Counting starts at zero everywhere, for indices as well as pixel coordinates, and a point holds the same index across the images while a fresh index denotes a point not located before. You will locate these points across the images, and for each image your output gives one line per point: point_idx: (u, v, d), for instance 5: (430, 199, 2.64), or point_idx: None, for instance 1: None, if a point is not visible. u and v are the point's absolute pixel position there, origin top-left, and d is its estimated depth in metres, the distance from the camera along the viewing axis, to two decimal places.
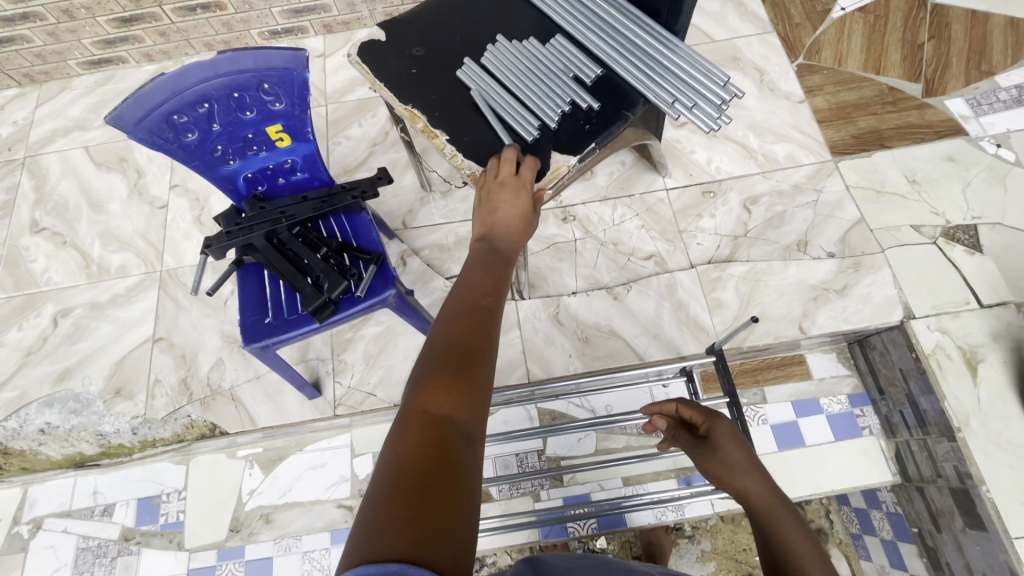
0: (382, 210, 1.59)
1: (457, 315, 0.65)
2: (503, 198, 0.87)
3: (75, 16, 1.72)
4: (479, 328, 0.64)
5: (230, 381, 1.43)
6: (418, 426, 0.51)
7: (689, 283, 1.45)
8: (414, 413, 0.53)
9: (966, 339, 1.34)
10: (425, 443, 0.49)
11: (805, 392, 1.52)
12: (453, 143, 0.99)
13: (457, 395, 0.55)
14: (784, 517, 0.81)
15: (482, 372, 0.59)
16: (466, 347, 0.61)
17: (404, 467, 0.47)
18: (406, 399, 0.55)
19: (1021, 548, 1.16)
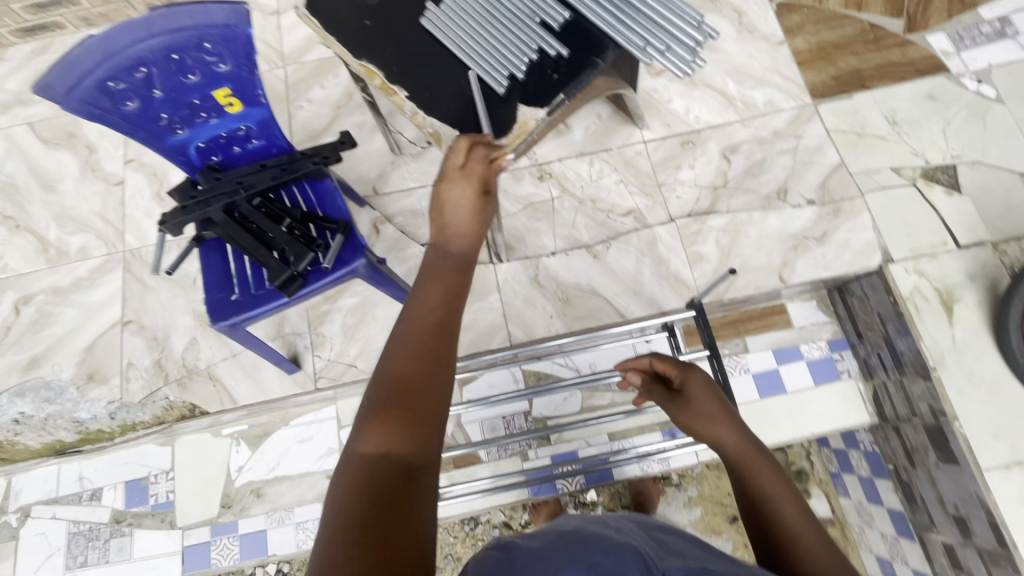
0: (351, 176, 1.52)
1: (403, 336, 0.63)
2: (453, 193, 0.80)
3: None
4: (427, 354, 0.61)
5: (206, 360, 1.40)
6: (362, 476, 0.50)
7: (669, 237, 1.43)
8: (354, 462, 0.52)
9: (943, 280, 1.34)
10: (370, 494, 0.48)
11: (786, 341, 1.54)
12: (414, 101, 0.94)
13: (405, 432, 0.54)
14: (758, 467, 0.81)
15: (431, 403, 0.58)
16: (411, 383, 0.59)
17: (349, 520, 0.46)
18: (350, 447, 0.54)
19: (991, 479, 1.20)
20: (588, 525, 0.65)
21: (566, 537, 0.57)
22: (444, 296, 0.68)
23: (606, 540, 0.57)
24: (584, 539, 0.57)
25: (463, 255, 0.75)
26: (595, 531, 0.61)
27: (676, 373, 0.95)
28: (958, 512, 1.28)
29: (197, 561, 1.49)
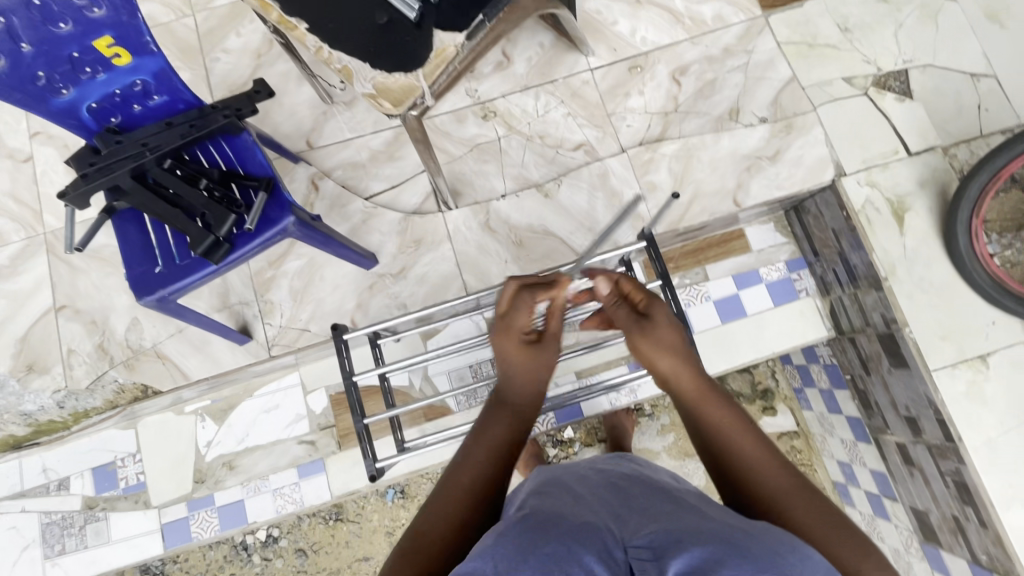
0: (281, 131, 1.42)
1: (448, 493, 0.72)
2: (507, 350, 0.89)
3: None
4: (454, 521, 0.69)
5: (152, 339, 1.35)
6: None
7: (620, 169, 1.38)
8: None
9: (894, 189, 1.34)
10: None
11: (745, 265, 1.54)
12: (316, 35, 0.87)
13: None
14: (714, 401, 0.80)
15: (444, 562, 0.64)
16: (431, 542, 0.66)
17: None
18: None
19: (939, 378, 1.24)
20: (572, 495, 0.65)
21: (537, 521, 0.56)
22: (487, 460, 0.76)
23: (575, 520, 0.56)
24: (550, 523, 0.55)
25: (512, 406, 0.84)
26: (572, 507, 0.60)
27: (640, 299, 0.92)
28: (910, 413, 1.33)
29: (178, 536, 1.49)
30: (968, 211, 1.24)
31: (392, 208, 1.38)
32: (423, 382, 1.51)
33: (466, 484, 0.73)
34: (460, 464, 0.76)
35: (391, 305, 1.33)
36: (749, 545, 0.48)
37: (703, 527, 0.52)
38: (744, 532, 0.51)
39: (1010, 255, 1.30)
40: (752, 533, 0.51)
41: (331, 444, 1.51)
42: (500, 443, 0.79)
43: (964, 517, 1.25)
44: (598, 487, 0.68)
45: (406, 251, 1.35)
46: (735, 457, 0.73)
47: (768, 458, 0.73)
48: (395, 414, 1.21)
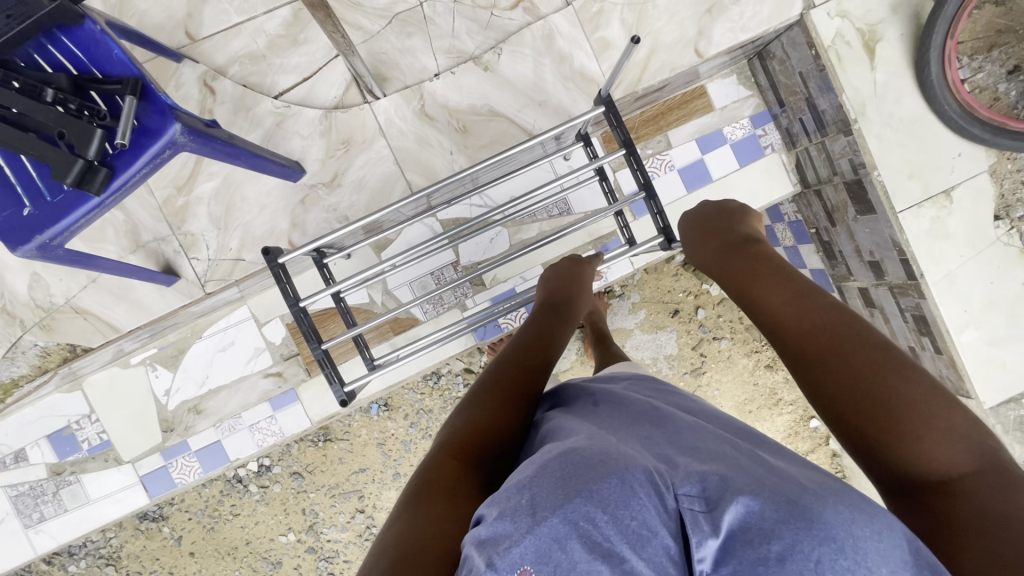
0: (150, 23, 1.14)
1: (506, 366, 0.79)
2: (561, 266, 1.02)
3: None
4: (516, 393, 0.75)
5: (63, 293, 1.20)
6: (444, 455, 0.66)
7: (568, 26, 1.18)
8: (438, 450, 0.68)
9: (866, 18, 1.21)
10: (446, 470, 0.64)
11: (708, 126, 1.43)
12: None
13: (483, 431, 0.69)
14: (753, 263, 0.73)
15: (505, 414, 0.72)
16: (496, 397, 0.74)
17: (427, 481, 0.63)
18: (443, 435, 0.70)
19: (904, 220, 1.22)
20: (616, 430, 0.61)
21: (578, 453, 0.52)
22: (538, 347, 0.84)
23: (620, 454, 0.52)
24: (596, 457, 0.51)
25: (565, 306, 0.94)
26: (615, 442, 0.55)
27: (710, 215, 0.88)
28: (873, 258, 1.33)
29: (162, 485, 1.46)
30: (942, 34, 1.14)
31: (308, 105, 1.18)
32: (385, 296, 1.42)
33: (524, 366, 0.80)
34: (517, 353, 0.82)
35: (331, 218, 1.20)
36: (816, 506, 0.46)
37: (759, 474, 0.50)
38: (807, 484, 0.50)
39: (980, 80, 1.23)
40: (810, 486, 0.49)
41: (300, 373, 1.44)
42: (549, 340, 0.86)
43: (920, 346, 1.31)
44: (637, 417, 0.64)
45: (335, 155, 1.18)
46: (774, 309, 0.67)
47: (816, 302, 0.64)
48: (358, 333, 1.12)
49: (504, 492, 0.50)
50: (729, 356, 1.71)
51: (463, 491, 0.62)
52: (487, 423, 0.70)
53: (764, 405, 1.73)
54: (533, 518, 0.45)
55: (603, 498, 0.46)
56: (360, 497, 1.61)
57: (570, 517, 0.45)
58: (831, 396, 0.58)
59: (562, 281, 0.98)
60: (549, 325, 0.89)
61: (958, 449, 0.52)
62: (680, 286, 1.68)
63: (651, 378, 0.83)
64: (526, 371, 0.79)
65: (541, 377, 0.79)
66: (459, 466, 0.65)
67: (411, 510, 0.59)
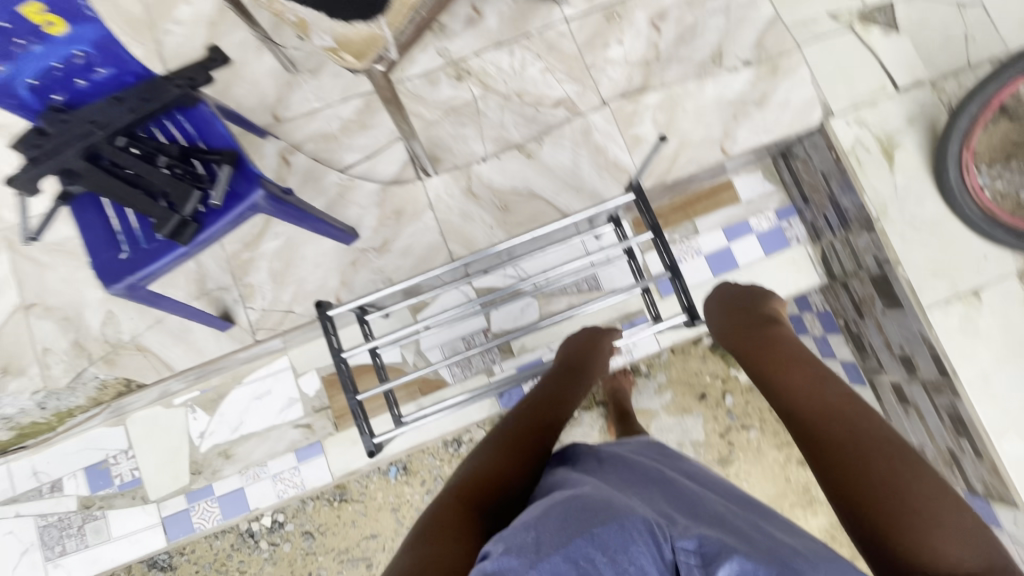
0: (245, 105, 1.34)
1: (518, 422, 0.83)
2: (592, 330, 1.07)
3: None
4: (523, 451, 0.78)
5: (130, 331, 1.32)
6: (452, 498, 0.69)
7: (604, 122, 1.33)
8: (447, 493, 0.71)
9: (883, 127, 1.30)
10: (454, 510, 0.67)
11: (735, 216, 1.50)
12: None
13: (492, 480, 0.72)
14: (768, 343, 0.84)
15: (514, 466, 0.75)
16: (507, 451, 0.77)
17: (434, 521, 0.65)
18: (453, 482, 0.73)
19: (934, 317, 1.24)
20: (620, 486, 0.63)
21: (582, 501, 0.54)
22: (549, 408, 0.87)
23: (621, 502, 0.54)
24: (599, 505, 0.53)
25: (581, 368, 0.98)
26: (620, 494, 0.57)
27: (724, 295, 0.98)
28: (904, 352, 1.32)
29: (181, 528, 1.48)
30: (958, 144, 1.22)
31: (368, 179, 1.32)
32: (416, 356, 1.48)
33: (535, 424, 0.83)
34: (528, 411, 0.86)
35: (376, 280, 1.30)
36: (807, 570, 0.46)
37: (754, 540, 0.51)
38: (801, 550, 0.50)
39: (1000, 187, 1.29)
40: (804, 552, 0.50)
41: (328, 426, 1.48)
42: (559, 401, 0.90)
43: (959, 450, 1.26)
44: (640, 476, 0.67)
45: (387, 223, 1.30)
46: (781, 386, 0.77)
47: (836, 392, 0.73)
48: (389, 388, 1.17)
49: (512, 531, 0.52)
50: (758, 447, 1.67)
51: (466, 535, 0.63)
52: (495, 474, 0.73)
53: (797, 503, 1.65)
54: (536, 555, 0.47)
55: (602, 541, 0.48)
56: (369, 565, 1.57)
57: (571, 557, 0.47)
58: (850, 471, 0.65)
59: (578, 346, 1.03)
60: (566, 386, 0.93)
61: (958, 547, 0.57)
62: (706, 369, 1.68)
63: (657, 442, 0.85)
64: (538, 427, 0.82)
65: (548, 437, 0.82)
66: (466, 510, 0.67)
67: (417, 545, 0.61)
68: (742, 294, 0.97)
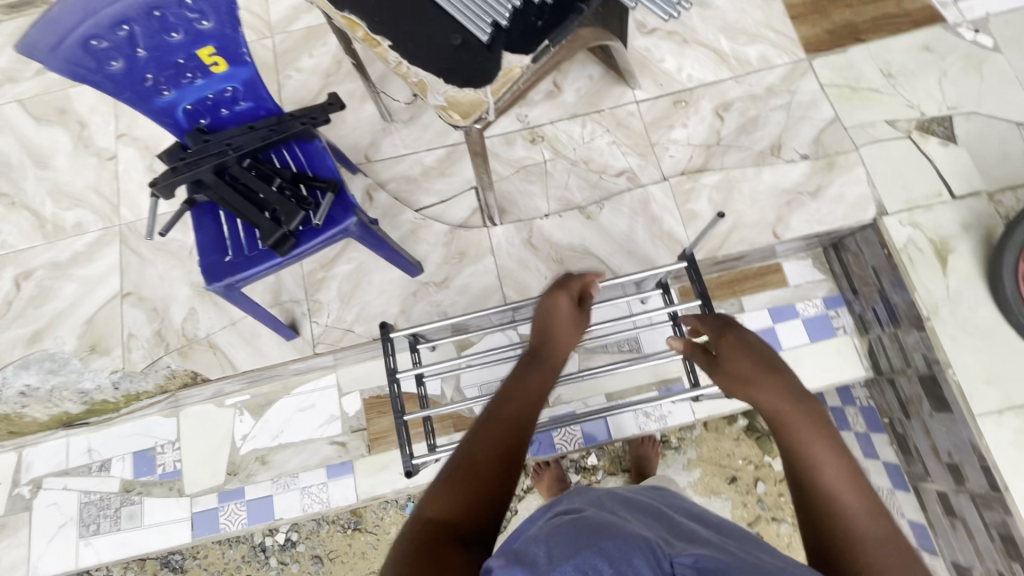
0: (343, 144, 1.51)
1: (487, 421, 0.77)
2: (556, 302, 1.03)
3: None
4: (494, 458, 0.72)
5: (206, 329, 1.45)
6: (426, 524, 0.64)
7: (662, 195, 1.42)
8: (421, 515, 0.66)
9: (937, 230, 1.34)
10: (431, 539, 0.62)
11: (782, 299, 1.52)
12: (367, 27, 0.91)
13: (462, 501, 0.67)
14: (765, 385, 0.77)
15: (487, 481, 0.69)
16: (479, 456, 0.72)
17: (409, 555, 0.60)
18: (424, 501, 0.68)
19: (985, 426, 1.21)
20: (621, 514, 0.66)
21: (587, 522, 0.58)
22: (522, 395, 0.83)
23: (623, 526, 0.57)
24: (603, 526, 0.57)
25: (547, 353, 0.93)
26: (621, 519, 0.60)
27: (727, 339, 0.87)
28: (951, 460, 1.28)
29: (207, 526, 1.50)
30: (1014, 256, 1.23)
31: (440, 220, 1.45)
32: (454, 391, 1.53)
33: (506, 422, 0.77)
34: (496, 406, 0.80)
35: (432, 312, 1.38)
36: None
37: (748, 562, 0.52)
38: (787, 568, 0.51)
39: None
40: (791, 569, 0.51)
41: (361, 447, 1.53)
42: (530, 389, 0.84)
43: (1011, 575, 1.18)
44: (639, 510, 0.69)
45: (450, 262, 1.41)
46: (793, 450, 0.70)
47: (860, 495, 0.65)
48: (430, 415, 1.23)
49: (519, 550, 0.56)
50: (788, 544, 1.60)
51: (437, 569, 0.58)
52: (468, 498, 0.67)
53: None
54: (545, 566, 0.51)
55: (608, 552, 0.51)
56: None
57: (580, 565, 0.50)
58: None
59: (545, 315, 1.01)
60: (533, 377, 0.87)
61: None
62: (739, 452, 1.65)
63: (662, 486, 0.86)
64: (512, 425, 0.77)
65: (522, 435, 0.76)
66: (448, 537, 0.62)
67: None
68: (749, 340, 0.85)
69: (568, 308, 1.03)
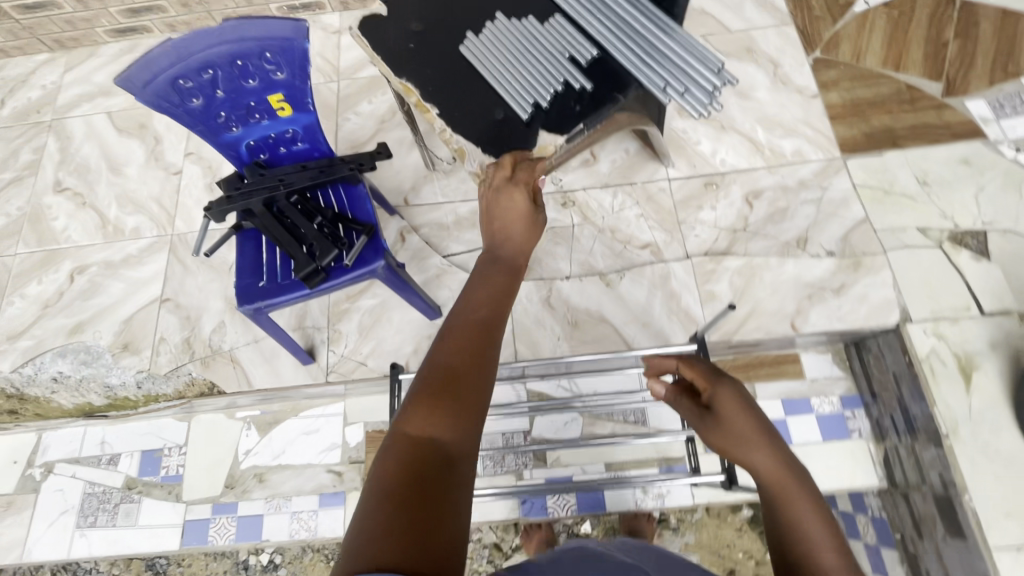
0: (385, 186, 1.61)
1: (454, 328, 0.70)
2: (503, 197, 0.88)
3: (90, 5, 1.78)
4: (468, 362, 0.65)
5: (230, 343, 1.52)
6: (407, 444, 0.56)
7: (683, 273, 1.45)
8: (402, 431, 0.58)
9: (963, 345, 1.31)
10: (416, 461, 0.55)
11: (796, 391, 1.46)
12: (420, 94, 1.00)
13: (442, 415, 0.59)
14: (760, 448, 0.81)
15: (472, 392, 0.63)
16: (451, 369, 0.64)
17: (392, 482, 0.52)
18: (401, 416, 0.60)
19: (1000, 559, 1.15)
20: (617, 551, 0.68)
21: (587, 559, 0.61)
22: (488, 298, 0.75)
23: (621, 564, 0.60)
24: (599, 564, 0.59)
25: (511, 258, 0.82)
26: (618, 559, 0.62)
27: (706, 388, 0.92)
28: None
29: (195, 536, 1.52)
30: None
31: (464, 268, 1.51)
32: None
33: (475, 324, 0.70)
34: (462, 309, 0.73)
35: None
36: None
37: None
38: None
39: None
40: None
41: (355, 480, 1.54)
42: (495, 286, 0.77)
43: None
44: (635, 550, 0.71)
45: None
46: (782, 512, 0.74)
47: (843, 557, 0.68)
48: None
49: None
50: None
51: (429, 504, 0.51)
52: (446, 422, 0.59)
53: None
54: None
55: None
56: None
57: None
58: None
59: (491, 212, 0.88)
60: (499, 279, 0.78)
61: None
62: (739, 543, 1.56)
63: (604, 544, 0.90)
64: (483, 327, 0.70)
65: (494, 333, 0.70)
66: (440, 458, 0.56)
67: (371, 521, 0.48)
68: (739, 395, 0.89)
69: (528, 210, 0.88)
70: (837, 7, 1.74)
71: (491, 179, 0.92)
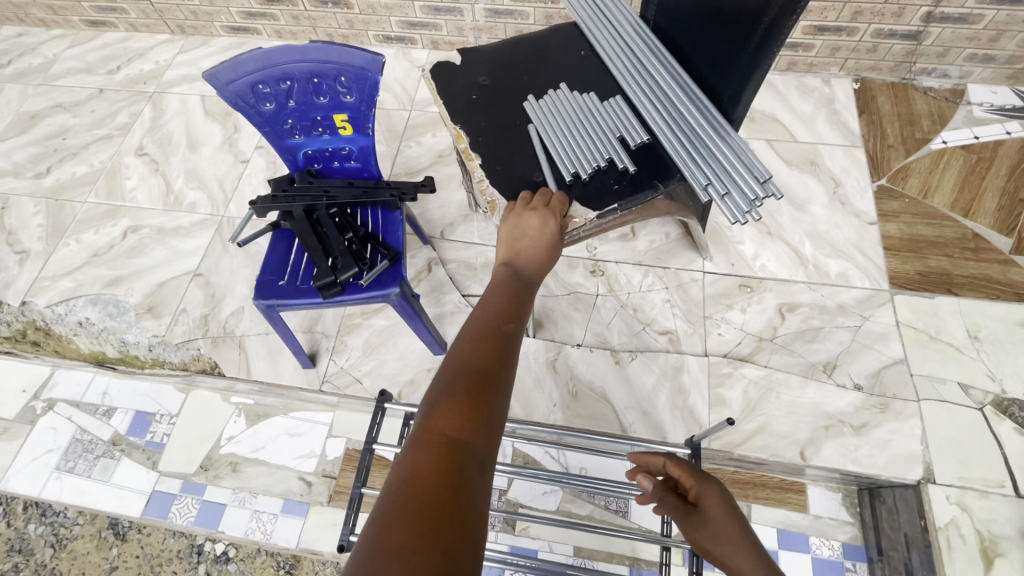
0: (427, 216, 1.66)
1: (480, 337, 0.73)
2: (533, 223, 0.92)
3: (215, 3, 1.98)
4: (491, 372, 0.67)
5: (242, 329, 1.61)
6: (433, 449, 0.56)
7: (696, 369, 1.40)
8: (430, 435, 0.58)
9: (989, 524, 1.19)
10: (439, 464, 0.54)
11: (794, 524, 1.28)
12: (469, 143, 1.04)
13: (467, 422, 0.60)
14: (743, 550, 0.78)
15: (494, 401, 0.64)
16: (478, 375, 0.66)
17: (415, 485, 0.52)
18: (426, 418, 0.60)
19: None
20: None
21: None
22: (508, 312, 0.78)
23: None
24: None
25: (531, 279, 0.88)
26: None
27: (691, 485, 0.87)
28: None
29: (158, 509, 1.46)
30: None
31: None
32: None
33: (497, 336, 0.73)
34: (487, 321, 0.76)
35: None
36: None
37: None
38: None
39: None
40: None
41: (322, 494, 1.45)
42: (517, 303, 0.81)
43: None
44: None
45: None
46: None
47: None
48: None
49: None
50: None
51: (453, 510, 0.51)
52: (469, 429, 0.59)
53: None
54: None
55: None
56: None
57: None
58: None
59: (521, 235, 0.91)
60: (520, 296, 0.83)
61: None
62: None
63: None
64: (506, 340, 0.73)
65: (515, 346, 0.73)
66: (465, 461, 0.56)
67: (395, 529, 0.48)
68: (721, 495, 0.85)
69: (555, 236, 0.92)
70: (912, 141, 1.72)
71: (525, 206, 0.95)
